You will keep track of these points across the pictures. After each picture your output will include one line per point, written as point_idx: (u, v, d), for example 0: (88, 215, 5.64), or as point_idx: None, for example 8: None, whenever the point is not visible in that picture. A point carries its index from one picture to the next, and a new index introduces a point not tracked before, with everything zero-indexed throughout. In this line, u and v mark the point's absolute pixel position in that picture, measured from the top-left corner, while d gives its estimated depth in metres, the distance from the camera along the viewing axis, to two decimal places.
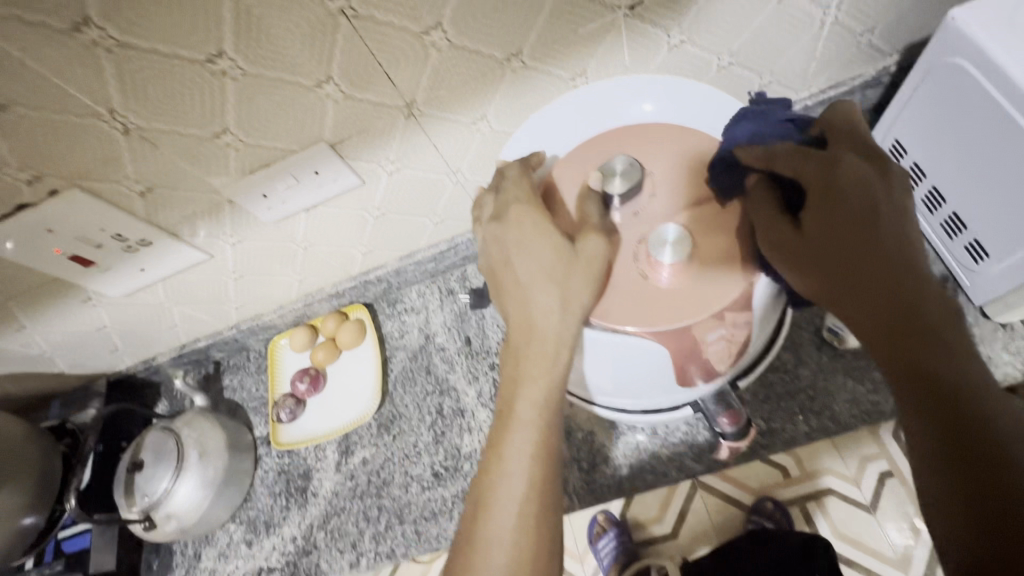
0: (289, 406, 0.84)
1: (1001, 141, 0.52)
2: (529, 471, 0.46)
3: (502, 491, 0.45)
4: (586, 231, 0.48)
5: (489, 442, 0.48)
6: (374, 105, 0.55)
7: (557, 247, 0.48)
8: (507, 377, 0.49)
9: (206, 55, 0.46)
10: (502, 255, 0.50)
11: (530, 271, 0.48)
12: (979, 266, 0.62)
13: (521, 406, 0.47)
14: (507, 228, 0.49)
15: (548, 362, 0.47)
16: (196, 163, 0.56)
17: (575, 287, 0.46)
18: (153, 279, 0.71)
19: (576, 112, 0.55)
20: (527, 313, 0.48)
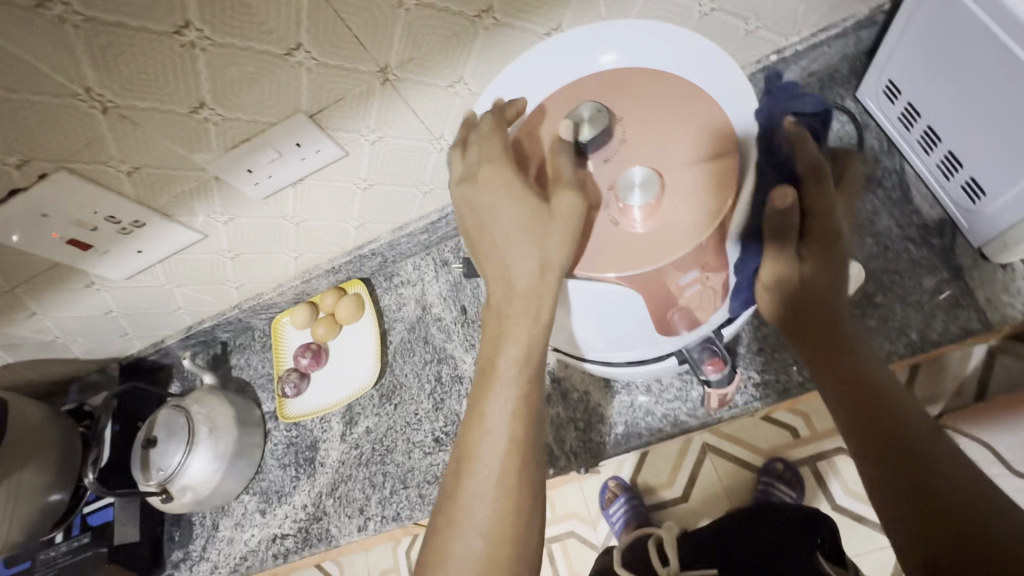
0: (293, 380, 0.86)
1: (990, 71, 0.50)
2: (510, 427, 0.47)
3: (485, 451, 0.46)
4: (560, 185, 0.46)
5: (470, 400, 0.49)
6: (348, 72, 0.55)
7: (532, 207, 0.47)
8: (491, 335, 0.50)
9: (173, 27, 0.46)
10: (479, 219, 0.50)
11: (506, 233, 0.48)
12: (976, 205, 0.60)
13: (504, 363, 0.48)
14: (478, 191, 0.49)
15: (526, 322, 0.48)
16: (179, 140, 0.57)
17: (553, 246, 0.46)
18: (152, 261, 0.73)
19: (545, 66, 0.54)
20: (504, 274, 0.49)
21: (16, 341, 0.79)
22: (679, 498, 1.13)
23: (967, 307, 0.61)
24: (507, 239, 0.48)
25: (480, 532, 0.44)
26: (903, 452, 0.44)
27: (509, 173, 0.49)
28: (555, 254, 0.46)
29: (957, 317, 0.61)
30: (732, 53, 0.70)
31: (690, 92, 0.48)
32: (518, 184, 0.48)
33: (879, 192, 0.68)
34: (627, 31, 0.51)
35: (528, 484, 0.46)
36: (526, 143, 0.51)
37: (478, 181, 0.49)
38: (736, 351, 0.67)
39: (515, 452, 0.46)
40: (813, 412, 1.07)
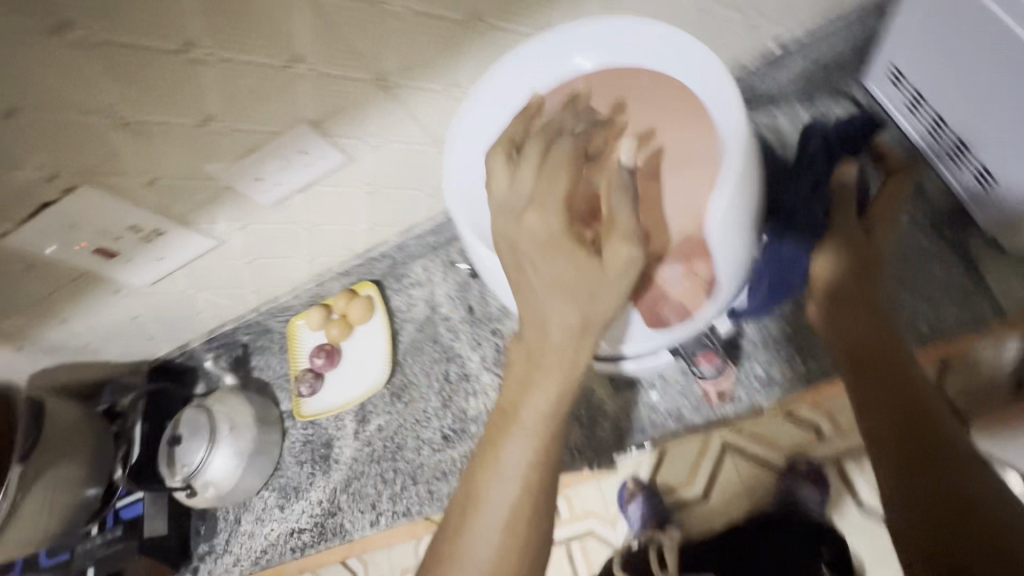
0: (309, 380, 0.90)
1: (990, 53, 0.49)
2: (524, 471, 0.47)
3: (495, 493, 0.47)
4: (614, 237, 0.46)
5: (488, 438, 0.50)
6: (347, 80, 0.57)
7: (580, 263, 0.46)
8: (516, 380, 0.49)
9: (180, 45, 0.49)
10: (519, 262, 0.48)
11: (550, 281, 0.46)
12: (986, 191, 0.58)
13: (526, 413, 0.48)
14: (525, 228, 0.46)
15: (558, 374, 0.47)
16: (191, 152, 0.60)
17: (598, 303, 0.46)
18: (172, 268, 0.77)
19: (526, 64, 0.57)
20: (540, 322, 0.47)
21: (53, 345, 0.84)
22: None
23: (978, 298, 0.60)
24: (553, 288, 0.46)
25: (480, 573, 0.45)
26: (907, 416, 0.47)
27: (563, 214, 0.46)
28: (600, 307, 0.46)
29: None
30: (730, 46, 0.69)
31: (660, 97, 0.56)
32: (568, 236, 0.46)
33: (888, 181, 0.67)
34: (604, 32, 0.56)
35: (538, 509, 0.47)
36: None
37: (524, 219, 0.46)
38: (738, 345, 0.67)
39: (528, 488, 0.47)
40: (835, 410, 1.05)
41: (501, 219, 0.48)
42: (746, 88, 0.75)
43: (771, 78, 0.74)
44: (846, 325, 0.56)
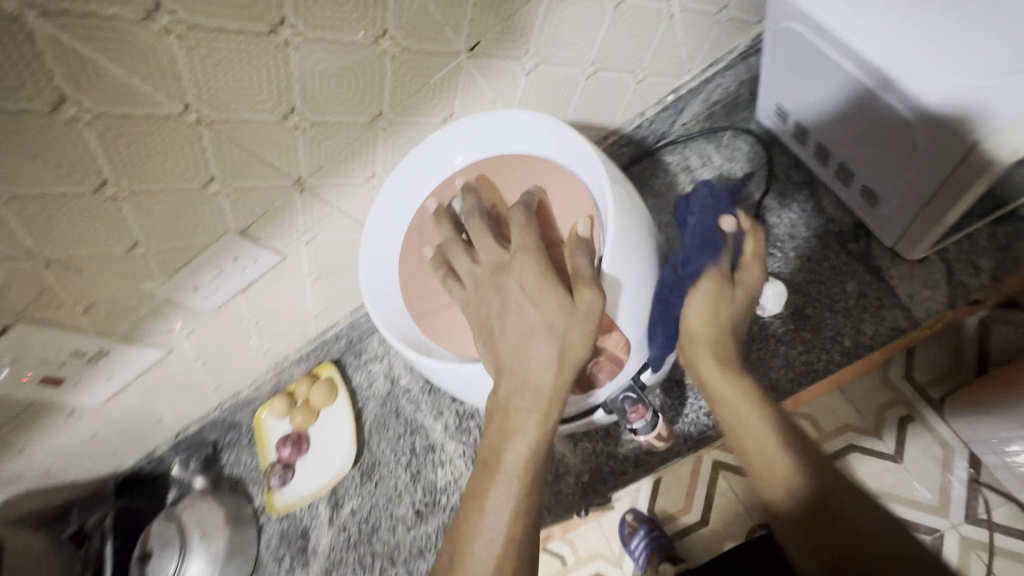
0: (279, 472, 0.89)
1: (846, 91, 0.53)
2: (507, 525, 0.44)
3: (481, 547, 0.43)
4: (580, 283, 0.48)
5: (472, 489, 0.46)
6: (267, 190, 0.60)
7: (556, 297, 0.47)
8: (494, 429, 0.47)
9: (92, 186, 0.51)
10: (502, 305, 0.50)
11: (527, 326, 0.47)
12: (876, 209, 0.61)
13: (510, 457, 0.46)
14: (509, 277, 0.51)
15: (536, 416, 0.46)
16: (127, 276, 0.62)
17: (573, 339, 0.47)
18: (124, 383, 0.77)
19: (416, 164, 0.62)
20: (521, 363, 0.47)
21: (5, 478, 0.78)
22: (699, 522, 1.11)
23: (893, 305, 0.63)
24: (532, 330, 0.47)
25: None
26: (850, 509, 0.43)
27: (540, 266, 0.50)
28: (573, 346, 0.47)
29: (884, 317, 0.63)
30: (630, 101, 0.74)
31: (553, 175, 0.63)
32: (549, 276, 0.49)
33: (794, 207, 0.71)
34: (502, 123, 0.61)
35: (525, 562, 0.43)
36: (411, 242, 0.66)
37: (510, 269, 0.51)
38: (683, 384, 0.70)
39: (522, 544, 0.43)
40: (816, 414, 1.06)
41: (488, 275, 0.53)
42: (656, 133, 0.79)
43: (677, 122, 0.78)
44: (721, 384, 0.52)
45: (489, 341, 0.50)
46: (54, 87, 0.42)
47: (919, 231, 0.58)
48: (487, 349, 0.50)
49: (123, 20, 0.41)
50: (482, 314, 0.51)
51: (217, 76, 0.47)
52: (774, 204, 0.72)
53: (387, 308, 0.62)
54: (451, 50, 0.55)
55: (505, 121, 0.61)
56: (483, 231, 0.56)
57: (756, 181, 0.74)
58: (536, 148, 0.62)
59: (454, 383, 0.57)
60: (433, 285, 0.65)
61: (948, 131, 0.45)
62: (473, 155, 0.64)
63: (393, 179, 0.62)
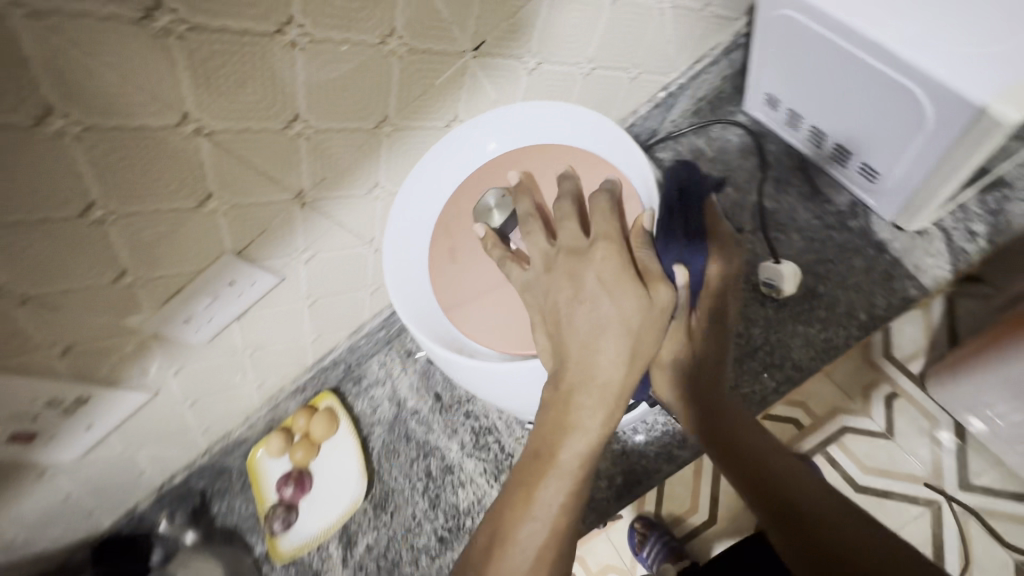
0: (281, 514, 0.82)
1: (843, 70, 0.55)
2: (553, 518, 0.43)
3: (525, 529, 0.43)
4: (653, 280, 0.47)
5: (519, 486, 0.44)
6: (266, 204, 0.56)
7: (635, 296, 0.46)
8: (548, 421, 0.45)
9: (78, 210, 0.46)
10: (575, 294, 0.48)
11: (601, 319, 0.45)
12: (876, 184, 0.63)
13: (566, 454, 0.44)
14: (588, 265, 0.49)
15: (601, 413, 0.44)
16: (111, 310, 0.56)
17: (645, 338, 0.45)
18: (104, 433, 0.69)
19: (444, 148, 0.62)
20: (590, 358, 0.44)
21: None
22: (707, 522, 1.08)
23: (901, 277, 0.66)
24: (603, 325, 0.45)
25: None
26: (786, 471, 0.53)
27: (621, 258, 0.49)
28: (644, 345, 0.45)
29: (894, 289, 0.65)
30: (624, 98, 0.74)
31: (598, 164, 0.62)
32: (628, 272, 0.47)
33: (792, 191, 0.73)
34: (543, 114, 0.61)
35: (565, 555, 0.43)
36: (453, 233, 0.65)
37: (590, 256, 0.49)
38: None
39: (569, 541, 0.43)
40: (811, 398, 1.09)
41: (567, 260, 0.50)
42: (648, 130, 0.80)
43: (667, 119, 0.80)
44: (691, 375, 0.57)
45: (555, 330, 0.48)
46: (40, 97, 0.38)
47: (921, 202, 0.60)
48: (551, 340, 0.48)
49: (121, 20, 0.38)
50: (550, 300, 0.49)
51: (218, 80, 0.44)
52: (772, 190, 0.74)
53: (419, 311, 0.60)
54: (456, 49, 0.54)
55: (546, 106, 0.61)
56: (569, 214, 0.54)
57: (751, 171, 0.76)
58: (580, 134, 0.62)
59: (501, 390, 0.56)
60: (475, 262, 0.63)
61: (955, 99, 0.47)
62: (506, 143, 0.64)
63: (421, 167, 0.61)
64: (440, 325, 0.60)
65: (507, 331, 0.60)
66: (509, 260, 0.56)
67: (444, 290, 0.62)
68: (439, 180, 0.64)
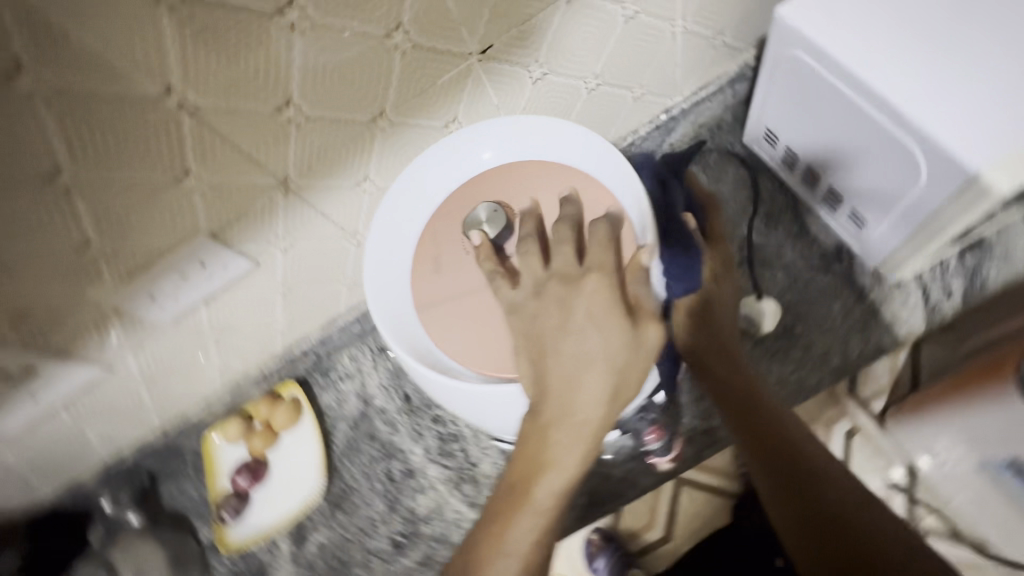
0: (232, 504, 0.79)
1: (848, 117, 0.55)
2: (526, 550, 0.43)
3: (502, 567, 0.42)
4: (645, 319, 0.47)
5: (495, 518, 0.45)
6: (247, 187, 0.54)
7: (625, 334, 0.46)
8: (527, 456, 0.45)
9: (42, 174, 0.43)
10: (563, 322, 0.47)
11: (585, 353, 0.45)
12: (863, 232, 0.64)
13: (542, 491, 0.44)
14: (579, 294, 0.48)
15: (577, 450, 0.44)
16: (69, 281, 0.53)
17: (629, 378, 0.45)
18: (52, 406, 0.65)
19: (442, 151, 0.61)
20: (572, 396, 0.45)
21: None
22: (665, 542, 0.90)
23: (876, 326, 0.68)
24: (589, 360, 0.45)
25: None
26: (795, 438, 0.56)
27: (613, 295, 0.48)
28: (627, 385, 0.45)
29: (868, 337, 0.67)
30: (626, 117, 0.74)
31: (596, 190, 0.60)
32: (619, 309, 0.47)
33: (780, 229, 0.73)
34: (545, 129, 0.60)
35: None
36: (441, 239, 0.63)
37: (581, 288, 0.48)
38: (678, 400, 0.69)
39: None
40: None
41: (556, 287, 0.50)
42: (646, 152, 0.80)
43: (665, 143, 0.79)
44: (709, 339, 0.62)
45: (540, 358, 0.48)
46: (9, 53, 0.35)
47: (905, 254, 0.61)
48: (534, 365, 0.48)
49: None
50: (537, 327, 0.49)
51: (210, 58, 0.42)
52: (762, 226, 0.73)
53: (392, 313, 0.60)
54: (463, 51, 0.53)
55: (549, 126, 0.60)
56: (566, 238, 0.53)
57: (743, 204, 0.75)
58: (581, 157, 0.61)
59: (469, 405, 0.58)
60: (461, 270, 0.62)
61: (953, 164, 0.47)
62: (502, 155, 0.63)
63: (414, 169, 0.60)
64: (413, 330, 0.60)
65: (485, 348, 0.59)
66: (499, 277, 0.56)
67: (423, 291, 0.61)
68: (432, 182, 0.62)
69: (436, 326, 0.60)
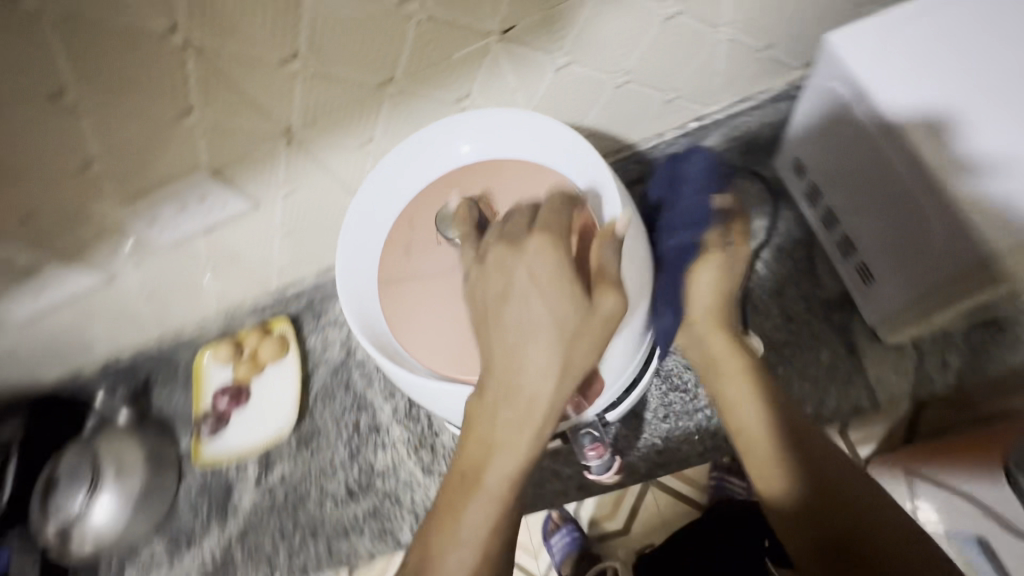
0: (211, 422, 0.85)
1: (875, 163, 0.52)
2: (479, 534, 0.44)
3: (455, 558, 0.44)
4: (595, 286, 0.47)
5: (447, 499, 0.46)
6: (250, 131, 0.54)
7: (570, 302, 0.45)
8: (476, 439, 0.46)
9: (48, 91, 0.44)
10: (507, 292, 0.47)
11: (529, 323, 0.45)
12: (868, 287, 0.62)
13: (491, 475, 0.45)
14: (522, 257, 0.48)
15: (527, 433, 0.45)
16: (74, 194, 0.55)
17: (577, 353, 0.45)
18: (57, 303, 0.70)
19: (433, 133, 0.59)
20: (516, 374, 0.45)
21: None
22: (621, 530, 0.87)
23: (860, 384, 0.65)
24: (534, 329, 0.45)
25: None
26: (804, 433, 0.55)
27: (558, 258, 0.47)
28: (576, 363, 0.45)
29: (849, 395, 0.64)
30: (653, 119, 0.71)
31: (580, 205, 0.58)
32: (565, 273, 0.47)
33: (788, 264, 0.70)
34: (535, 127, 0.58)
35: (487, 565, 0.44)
36: (417, 224, 0.62)
37: (523, 249, 0.48)
38: (642, 416, 0.69)
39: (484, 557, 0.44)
40: None
41: (502, 252, 0.49)
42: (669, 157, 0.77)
43: None
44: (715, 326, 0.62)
45: (482, 328, 0.48)
46: None
47: (906, 317, 0.58)
48: (481, 337, 0.48)
49: None
50: (483, 293, 0.49)
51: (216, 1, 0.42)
52: (770, 257, 0.71)
53: (355, 281, 0.60)
54: (483, 28, 0.50)
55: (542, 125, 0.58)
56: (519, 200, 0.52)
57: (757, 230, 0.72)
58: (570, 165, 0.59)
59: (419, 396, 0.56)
60: (431, 257, 0.61)
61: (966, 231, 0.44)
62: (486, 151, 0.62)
63: (405, 147, 0.59)
64: (373, 311, 0.59)
65: (443, 345, 0.57)
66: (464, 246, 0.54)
67: (390, 268, 0.61)
68: (422, 164, 0.61)
69: (399, 310, 0.59)
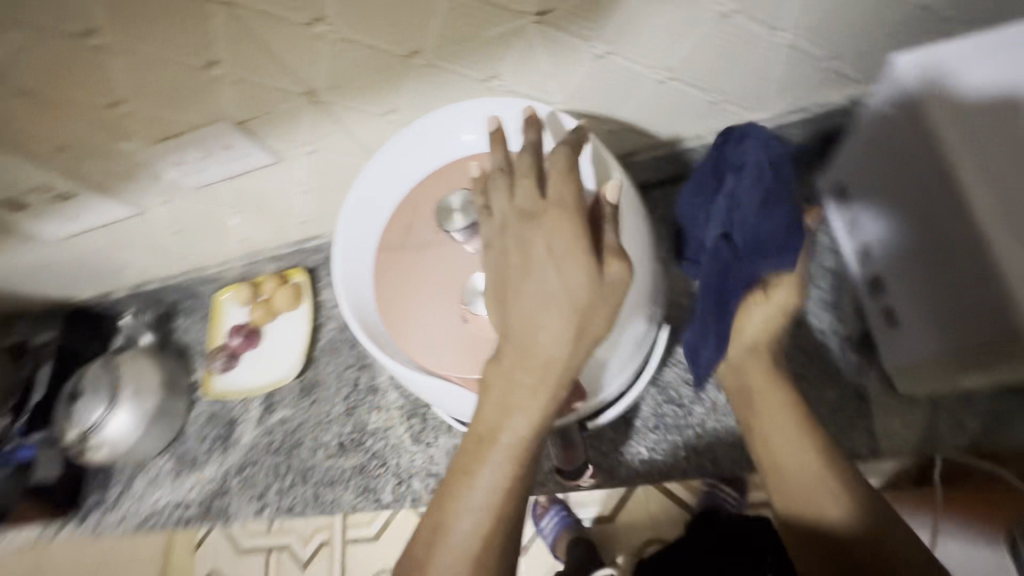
0: (223, 357, 0.88)
1: (921, 200, 0.48)
2: (487, 496, 0.44)
3: (465, 523, 0.44)
4: (609, 254, 0.46)
5: (458, 462, 0.46)
6: (274, 89, 0.54)
7: (588, 272, 0.44)
8: (491, 403, 0.46)
9: (82, 29, 0.45)
10: (523, 264, 0.46)
11: (546, 291, 0.45)
12: (890, 332, 0.58)
13: (505, 436, 0.45)
14: (538, 231, 0.47)
15: (540, 394, 0.45)
16: (105, 130, 0.56)
17: (592, 319, 0.44)
18: (90, 228, 0.73)
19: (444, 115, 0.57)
20: (531, 340, 0.44)
21: None
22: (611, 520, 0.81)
23: (861, 430, 0.62)
24: (549, 299, 0.44)
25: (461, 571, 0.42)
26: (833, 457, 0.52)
27: (574, 228, 0.46)
28: (592, 329, 0.44)
29: (849, 438, 0.62)
30: (695, 119, 0.66)
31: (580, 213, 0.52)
32: (581, 242, 0.46)
33: (812, 292, 0.67)
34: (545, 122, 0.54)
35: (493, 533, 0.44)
36: (421, 207, 0.58)
37: (540, 222, 0.47)
38: (632, 422, 0.69)
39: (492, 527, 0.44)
40: None
41: (517, 223, 0.48)
42: None
43: None
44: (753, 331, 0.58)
45: (500, 297, 0.47)
46: None
47: (924, 370, 0.54)
48: (497, 309, 0.48)
49: None
50: (501, 265, 0.48)
51: None
52: None
53: (353, 251, 0.59)
54: (517, 8, 0.48)
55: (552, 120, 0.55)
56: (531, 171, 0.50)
57: None
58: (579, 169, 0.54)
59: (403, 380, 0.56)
60: (432, 243, 0.57)
61: None
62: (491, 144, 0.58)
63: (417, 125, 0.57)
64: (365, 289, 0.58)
65: (428, 337, 0.55)
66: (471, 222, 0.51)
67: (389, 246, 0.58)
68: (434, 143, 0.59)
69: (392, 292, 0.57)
